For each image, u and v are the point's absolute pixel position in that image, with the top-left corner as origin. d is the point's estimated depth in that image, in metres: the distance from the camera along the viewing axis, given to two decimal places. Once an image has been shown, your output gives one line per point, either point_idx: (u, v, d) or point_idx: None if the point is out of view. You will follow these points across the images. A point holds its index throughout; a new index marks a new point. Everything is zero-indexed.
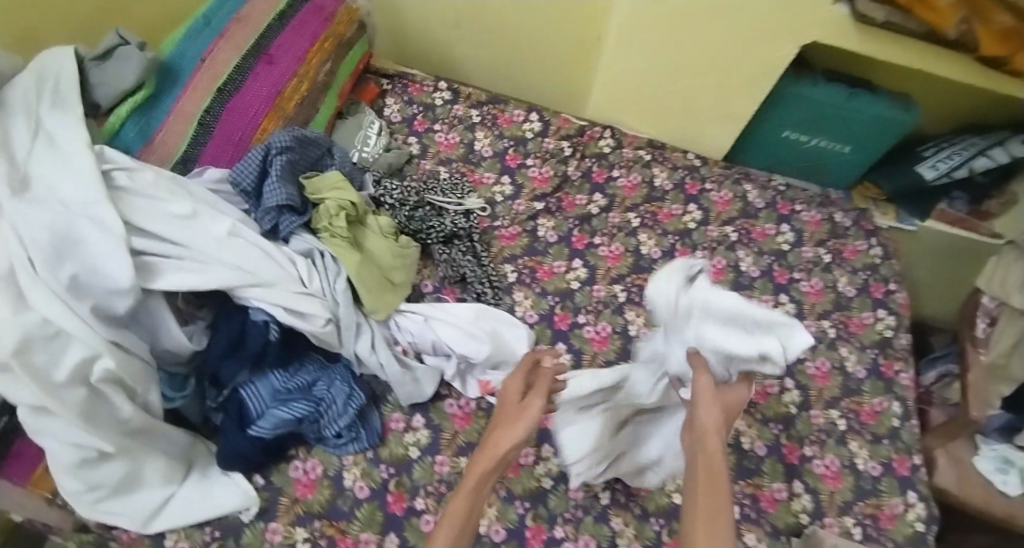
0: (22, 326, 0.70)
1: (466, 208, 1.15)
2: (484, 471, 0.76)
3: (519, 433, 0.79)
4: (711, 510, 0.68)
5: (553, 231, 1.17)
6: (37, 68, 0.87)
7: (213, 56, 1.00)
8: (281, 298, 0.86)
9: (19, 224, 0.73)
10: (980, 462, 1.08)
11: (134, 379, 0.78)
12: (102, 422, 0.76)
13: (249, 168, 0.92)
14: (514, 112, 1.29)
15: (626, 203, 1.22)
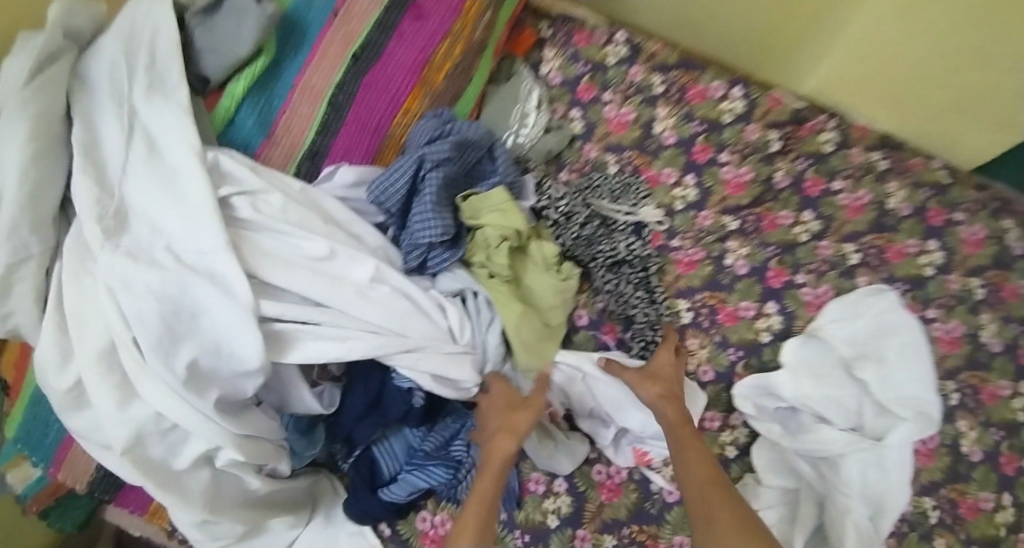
0: (133, 420, 0.57)
1: (638, 220, 0.92)
2: (497, 458, 0.68)
3: (526, 415, 0.71)
4: (710, 492, 0.69)
5: (744, 260, 0.93)
6: (129, 36, 0.65)
7: (349, 7, 0.75)
8: (431, 366, 0.69)
9: (117, 288, 0.56)
10: None
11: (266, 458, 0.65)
12: (228, 500, 0.66)
13: (394, 185, 0.73)
14: (712, 84, 0.95)
15: (845, 229, 0.94)
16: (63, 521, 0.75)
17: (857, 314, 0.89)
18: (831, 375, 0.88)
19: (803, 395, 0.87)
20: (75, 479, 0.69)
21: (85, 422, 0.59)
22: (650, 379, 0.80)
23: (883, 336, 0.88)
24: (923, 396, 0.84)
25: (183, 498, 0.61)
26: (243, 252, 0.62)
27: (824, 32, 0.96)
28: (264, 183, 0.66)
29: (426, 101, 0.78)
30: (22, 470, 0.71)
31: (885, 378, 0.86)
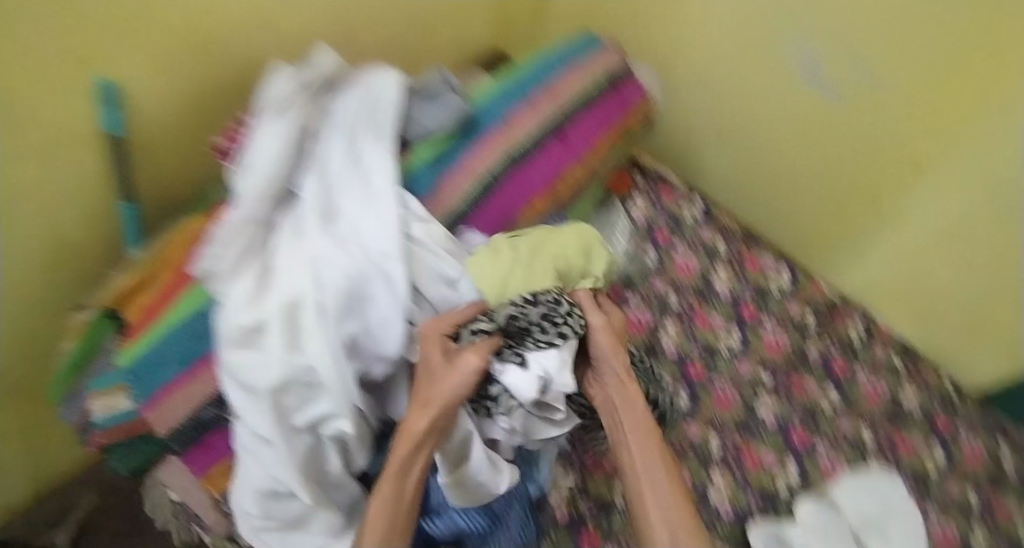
0: (290, 368, 0.67)
1: (682, 352, 1.07)
2: (400, 469, 0.69)
3: (443, 412, 0.69)
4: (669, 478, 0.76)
5: (773, 414, 1.04)
6: (368, 87, 0.81)
7: (517, 122, 0.94)
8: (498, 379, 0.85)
9: (319, 263, 0.70)
10: None
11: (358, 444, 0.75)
12: (311, 471, 0.73)
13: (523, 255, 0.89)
14: (765, 260, 1.18)
15: (862, 411, 1.06)
16: (120, 464, 0.84)
17: (866, 490, 0.94)
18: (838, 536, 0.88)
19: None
20: (161, 423, 0.75)
21: (244, 360, 0.66)
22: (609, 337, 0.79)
23: (896, 517, 0.91)
24: None
25: (289, 456, 0.69)
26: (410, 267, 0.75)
27: (856, 255, 1.17)
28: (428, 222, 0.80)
29: (550, 206, 0.96)
30: (110, 400, 0.78)
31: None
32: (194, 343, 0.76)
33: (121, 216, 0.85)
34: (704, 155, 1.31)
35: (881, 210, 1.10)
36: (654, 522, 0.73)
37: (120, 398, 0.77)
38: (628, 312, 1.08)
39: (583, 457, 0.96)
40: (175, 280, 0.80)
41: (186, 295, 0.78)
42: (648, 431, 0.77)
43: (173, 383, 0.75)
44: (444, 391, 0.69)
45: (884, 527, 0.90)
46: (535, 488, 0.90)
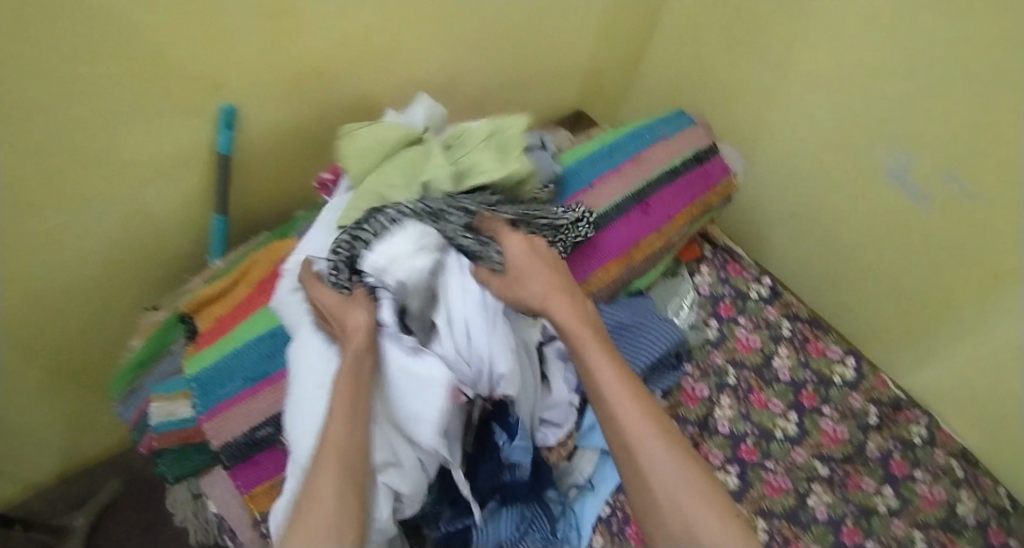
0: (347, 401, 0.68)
1: (737, 431, 1.05)
2: (348, 421, 0.59)
3: (355, 362, 0.63)
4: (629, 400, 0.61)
5: (825, 507, 1.00)
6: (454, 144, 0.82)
7: (602, 184, 0.97)
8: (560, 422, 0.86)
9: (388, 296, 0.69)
10: None
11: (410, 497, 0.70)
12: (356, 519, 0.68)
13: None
14: (831, 346, 1.15)
15: (918, 516, 1.01)
16: (168, 469, 0.81)
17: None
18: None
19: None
20: (218, 437, 0.74)
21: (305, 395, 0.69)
22: (527, 278, 0.70)
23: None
24: None
25: None
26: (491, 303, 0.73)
27: (920, 353, 1.13)
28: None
29: (624, 272, 0.96)
30: (168, 406, 0.77)
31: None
32: (263, 363, 0.77)
33: (211, 227, 0.90)
34: (770, 232, 1.31)
35: (957, 319, 1.06)
36: (612, 433, 0.60)
37: (181, 405, 0.77)
38: (685, 384, 1.07)
39: (626, 525, 0.88)
40: (252, 297, 0.82)
41: (260, 315, 0.80)
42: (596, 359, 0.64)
43: (236, 398, 0.75)
44: (358, 338, 0.65)
45: None
46: None
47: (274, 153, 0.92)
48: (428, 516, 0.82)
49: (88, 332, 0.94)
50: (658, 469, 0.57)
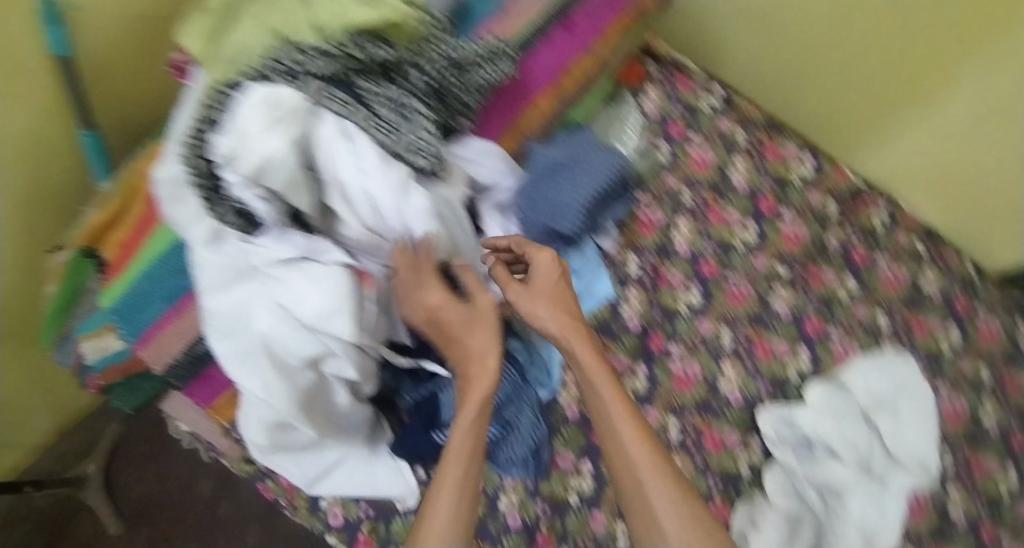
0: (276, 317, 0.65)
1: (693, 249, 1.02)
2: (456, 493, 0.56)
3: (486, 399, 0.61)
4: (647, 465, 0.62)
5: (787, 306, 1.01)
6: None
7: (511, 11, 0.85)
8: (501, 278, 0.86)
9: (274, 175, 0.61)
10: None
11: (365, 377, 0.72)
12: (316, 407, 0.70)
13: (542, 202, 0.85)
14: (789, 148, 1.12)
15: (881, 298, 1.03)
16: (123, 402, 0.87)
17: (870, 391, 0.95)
18: (846, 449, 0.91)
19: (844, 508, 0.89)
20: (155, 360, 0.77)
21: (230, 326, 0.66)
22: (551, 306, 0.71)
23: (916, 445, 0.91)
24: (924, 449, 0.91)
25: (287, 394, 0.66)
26: (393, 172, 0.66)
27: (883, 136, 1.10)
28: (409, 125, 0.68)
29: (555, 103, 0.87)
30: (100, 341, 0.80)
31: (907, 478, 0.89)
32: (176, 282, 0.76)
33: (83, 145, 0.85)
34: (717, 36, 1.21)
35: (924, 96, 1.01)
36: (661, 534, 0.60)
37: (110, 338, 0.79)
38: (638, 212, 1.03)
39: None
40: (146, 214, 0.77)
41: (158, 232, 0.76)
42: (615, 416, 0.65)
43: (159, 321, 0.76)
44: (489, 371, 0.62)
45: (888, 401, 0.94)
46: (546, 392, 0.93)
47: (119, 40, 0.84)
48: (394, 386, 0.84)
49: (13, 278, 0.91)
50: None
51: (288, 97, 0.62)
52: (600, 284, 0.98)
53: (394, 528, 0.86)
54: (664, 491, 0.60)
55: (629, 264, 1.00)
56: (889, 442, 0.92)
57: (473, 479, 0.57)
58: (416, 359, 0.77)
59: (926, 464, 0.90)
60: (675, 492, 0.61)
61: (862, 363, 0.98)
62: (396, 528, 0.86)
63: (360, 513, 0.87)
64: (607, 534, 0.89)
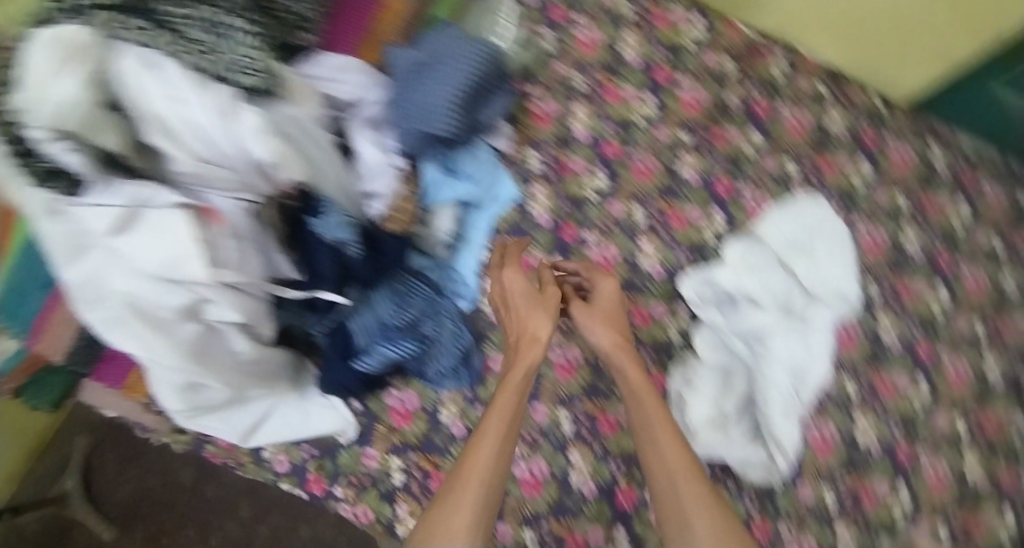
0: (134, 277, 0.63)
1: (596, 134, 0.99)
2: (496, 455, 0.68)
3: (525, 374, 0.75)
4: (679, 472, 0.68)
5: (696, 172, 1.00)
6: None
7: None
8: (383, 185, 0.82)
9: (80, 121, 0.58)
10: None
11: (255, 316, 0.70)
12: (211, 357, 0.70)
13: (411, 107, 0.79)
14: (677, 11, 1.07)
15: (788, 145, 1.02)
16: (37, 396, 0.83)
17: (789, 234, 0.95)
18: (767, 295, 0.92)
19: (768, 349, 0.91)
20: (53, 351, 0.77)
21: (89, 295, 0.63)
22: (600, 321, 0.82)
23: (836, 278, 0.92)
24: (841, 280, 0.92)
25: (171, 348, 0.65)
26: (208, 97, 0.64)
27: None
28: (228, 46, 0.66)
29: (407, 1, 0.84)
30: None
31: (829, 310, 0.91)
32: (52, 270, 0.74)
33: None
34: None
35: None
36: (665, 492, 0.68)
37: (2, 342, 0.75)
38: (530, 106, 0.99)
39: None
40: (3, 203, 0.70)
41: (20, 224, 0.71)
42: (655, 431, 0.72)
43: (43, 312, 0.75)
44: (534, 351, 0.76)
45: (801, 242, 0.94)
46: (467, 303, 0.92)
47: None
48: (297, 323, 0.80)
49: None
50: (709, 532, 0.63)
51: (77, 35, 0.60)
52: (503, 187, 0.95)
53: (342, 460, 0.88)
54: (693, 498, 0.66)
55: (529, 160, 0.97)
56: (811, 279, 0.92)
57: (507, 447, 0.69)
58: (308, 291, 0.74)
59: (847, 295, 0.92)
60: (705, 498, 0.66)
61: (779, 208, 0.97)
62: (344, 460, 0.88)
63: (304, 455, 0.88)
64: (551, 423, 0.93)
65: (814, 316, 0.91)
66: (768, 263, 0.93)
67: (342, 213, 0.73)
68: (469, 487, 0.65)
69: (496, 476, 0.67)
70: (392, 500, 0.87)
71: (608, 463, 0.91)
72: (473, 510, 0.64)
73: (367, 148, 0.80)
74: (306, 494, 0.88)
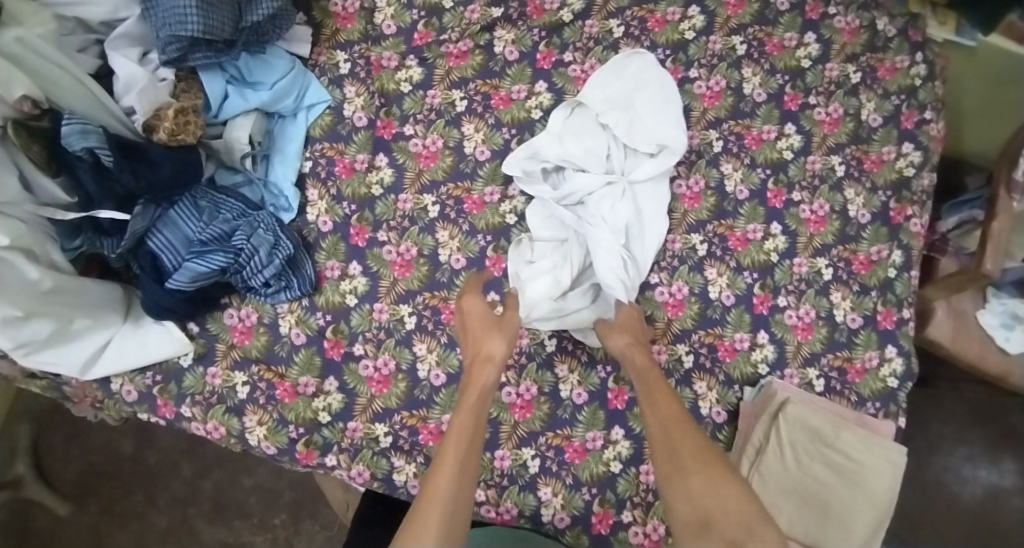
0: None
1: (404, 23, 0.95)
2: (460, 461, 0.65)
3: (479, 397, 0.73)
4: (671, 421, 0.71)
5: (513, 46, 0.95)
6: None
7: None
8: (157, 100, 0.79)
9: None
10: (984, 316, 1.02)
11: (32, 241, 0.75)
12: (8, 287, 0.72)
13: (164, 14, 0.79)
14: None
15: (610, 6, 0.97)
16: None
17: (612, 93, 0.92)
18: (586, 155, 0.90)
19: (592, 211, 0.89)
20: None
21: None
22: (618, 331, 0.82)
23: (661, 129, 0.90)
24: (663, 131, 0.90)
25: None
26: None
27: None
28: None
29: None
30: None
31: (654, 163, 0.89)
32: None
33: None
34: None
35: None
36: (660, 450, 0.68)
37: None
38: (332, 7, 0.95)
39: (332, 167, 0.92)
40: None
41: None
42: (651, 392, 0.75)
43: None
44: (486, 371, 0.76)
45: (620, 100, 0.92)
46: (289, 214, 0.91)
47: None
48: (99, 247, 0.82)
49: None
50: (702, 483, 0.63)
51: None
52: (312, 91, 0.92)
53: (186, 382, 0.89)
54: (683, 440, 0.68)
55: (338, 63, 0.94)
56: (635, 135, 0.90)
57: (470, 466, 0.66)
58: (86, 211, 0.77)
59: (676, 144, 0.89)
60: (696, 450, 0.67)
61: (607, 65, 0.94)
62: (190, 383, 0.90)
63: (148, 382, 0.89)
64: (392, 321, 0.91)
65: (637, 173, 0.90)
66: (588, 127, 0.92)
67: (85, 124, 0.73)
68: (432, 512, 0.59)
69: (462, 501, 0.62)
70: (242, 413, 0.89)
71: (453, 351, 0.90)
72: (438, 528, 0.57)
73: (122, 63, 0.78)
74: (160, 419, 0.90)
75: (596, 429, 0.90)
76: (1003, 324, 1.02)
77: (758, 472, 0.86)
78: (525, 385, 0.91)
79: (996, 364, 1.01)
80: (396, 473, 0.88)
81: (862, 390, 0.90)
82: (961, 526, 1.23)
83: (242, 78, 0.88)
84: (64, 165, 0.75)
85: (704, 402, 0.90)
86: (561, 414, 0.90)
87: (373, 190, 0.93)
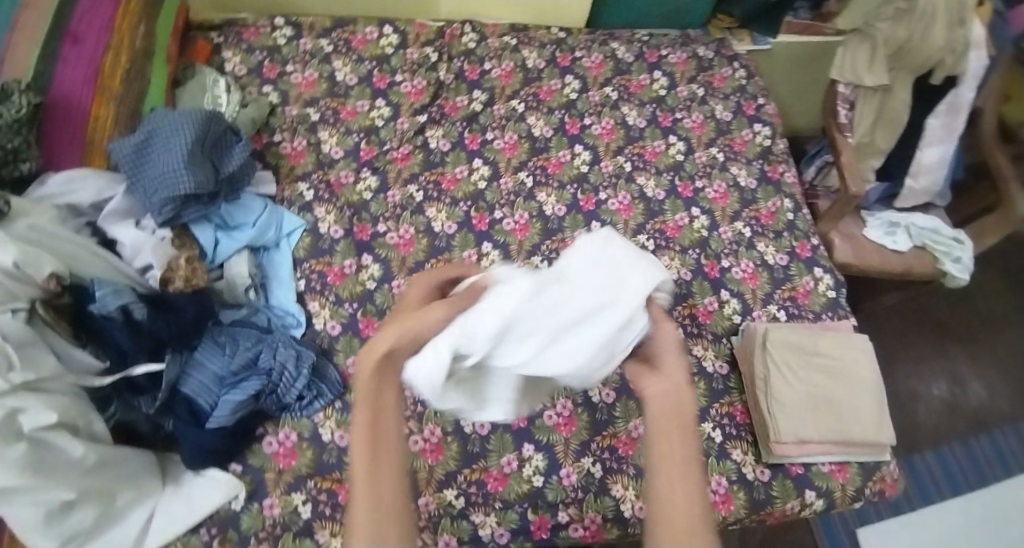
0: None
1: (349, 146, 1.10)
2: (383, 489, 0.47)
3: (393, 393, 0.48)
4: (704, 519, 0.46)
5: (444, 140, 1.14)
6: None
7: (13, 54, 0.84)
8: (166, 252, 0.87)
9: None
10: (872, 232, 1.29)
11: (73, 415, 0.75)
12: (54, 467, 0.71)
13: (151, 182, 0.88)
14: (367, 31, 1.19)
15: (507, 91, 1.20)
16: None
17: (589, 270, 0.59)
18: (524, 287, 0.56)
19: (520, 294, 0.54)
20: None
21: None
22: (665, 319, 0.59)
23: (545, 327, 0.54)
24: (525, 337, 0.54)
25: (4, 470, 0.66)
26: None
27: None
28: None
29: (114, 104, 0.92)
30: None
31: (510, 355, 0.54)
32: None
33: None
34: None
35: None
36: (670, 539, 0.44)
37: None
38: (282, 150, 1.08)
39: (324, 278, 1.01)
40: None
41: None
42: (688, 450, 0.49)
43: None
44: (369, 364, 0.47)
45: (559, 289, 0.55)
46: (300, 329, 0.97)
47: None
48: (130, 409, 0.84)
49: None
50: None
51: None
52: (287, 221, 1.02)
53: (244, 524, 0.86)
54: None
55: (302, 193, 1.05)
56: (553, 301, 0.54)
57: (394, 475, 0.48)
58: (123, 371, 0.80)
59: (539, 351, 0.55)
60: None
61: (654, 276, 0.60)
62: (248, 523, 0.86)
63: (205, 538, 0.84)
64: None
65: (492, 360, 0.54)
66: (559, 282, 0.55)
67: (115, 286, 0.81)
68: None
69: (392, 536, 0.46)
70: (311, 531, 0.87)
71: None
72: None
73: (126, 232, 0.86)
74: None
75: (633, 418, 1.00)
76: (888, 233, 1.28)
77: (775, 400, 0.99)
78: (561, 404, 0.99)
79: (897, 263, 1.27)
80: (480, 530, 0.91)
81: (813, 306, 1.11)
82: (945, 421, 1.42)
83: (223, 225, 0.97)
84: (93, 333, 0.80)
85: (707, 362, 1.05)
86: (601, 417, 1.00)
87: (368, 285, 1.02)
